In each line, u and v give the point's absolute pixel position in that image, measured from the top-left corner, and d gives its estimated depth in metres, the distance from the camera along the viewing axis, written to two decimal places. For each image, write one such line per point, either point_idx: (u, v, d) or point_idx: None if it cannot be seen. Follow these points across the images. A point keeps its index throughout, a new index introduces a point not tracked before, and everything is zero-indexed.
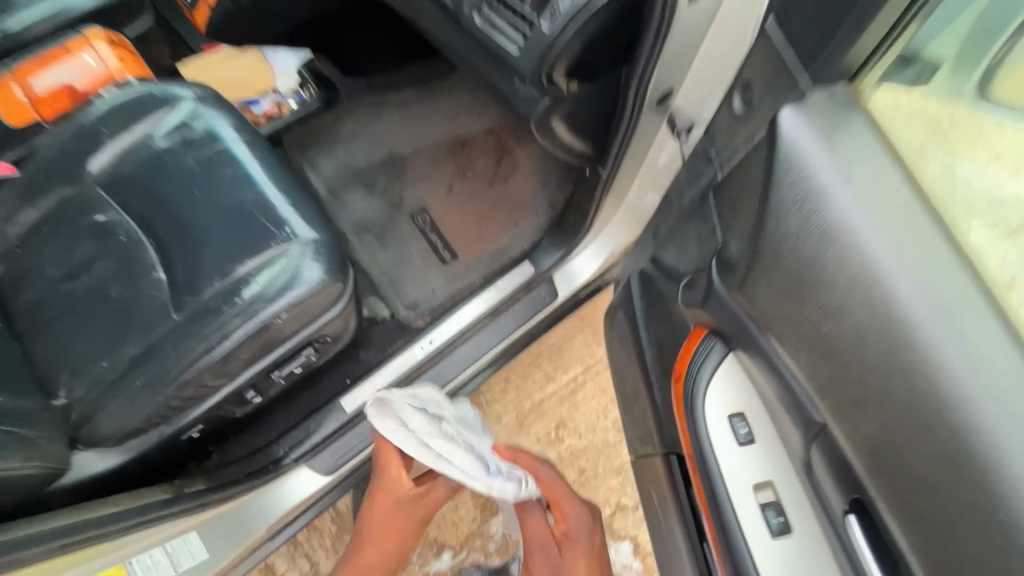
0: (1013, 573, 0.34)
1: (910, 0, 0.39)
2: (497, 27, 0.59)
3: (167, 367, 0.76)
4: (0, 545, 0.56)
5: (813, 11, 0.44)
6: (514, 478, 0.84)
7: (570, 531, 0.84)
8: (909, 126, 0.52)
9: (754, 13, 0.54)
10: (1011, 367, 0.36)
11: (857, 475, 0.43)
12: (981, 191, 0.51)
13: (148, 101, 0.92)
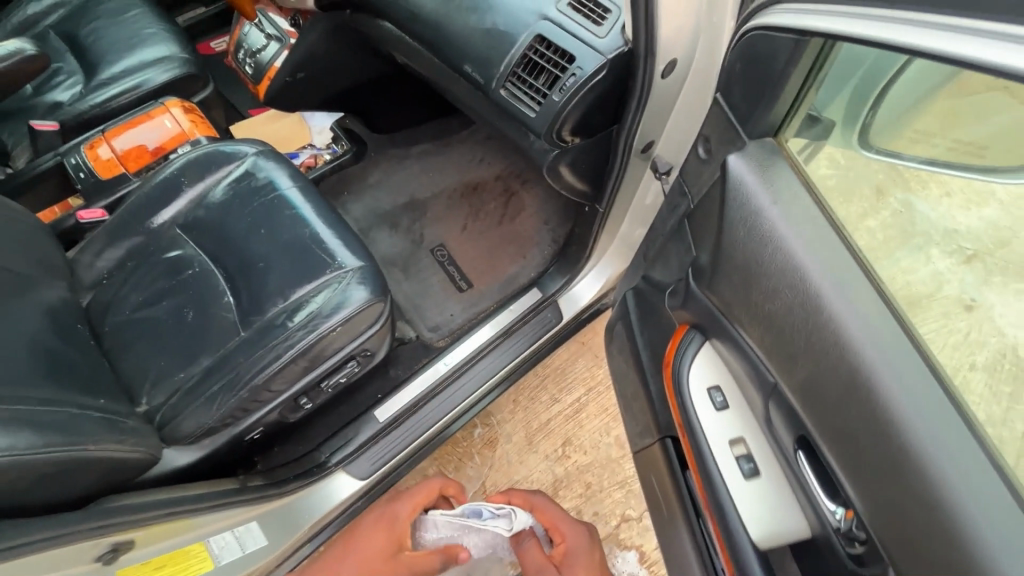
0: (897, 461, 0.47)
1: (804, 79, 0.58)
2: (517, 96, 0.78)
3: (239, 375, 0.89)
4: (124, 506, 0.68)
5: (746, 86, 0.62)
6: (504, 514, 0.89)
7: (571, 554, 0.87)
8: (855, 168, 0.62)
9: (706, 86, 0.79)
10: (886, 320, 0.51)
11: (798, 415, 0.56)
12: (933, 223, 0.57)
13: (218, 155, 1.10)
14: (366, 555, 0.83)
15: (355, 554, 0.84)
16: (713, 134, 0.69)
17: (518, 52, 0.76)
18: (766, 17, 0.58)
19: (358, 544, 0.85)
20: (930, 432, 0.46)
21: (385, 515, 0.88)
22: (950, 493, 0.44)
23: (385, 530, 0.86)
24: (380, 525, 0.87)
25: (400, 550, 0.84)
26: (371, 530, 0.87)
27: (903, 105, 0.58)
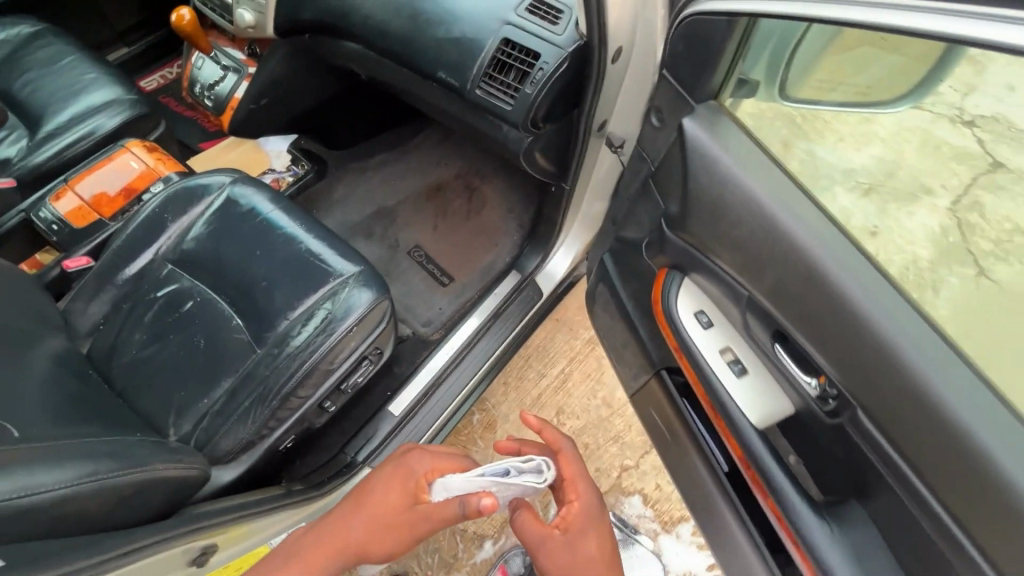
0: (851, 325, 0.62)
1: (734, 50, 0.72)
2: (492, 94, 0.88)
3: (268, 387, 0.95)
4: (196, 514, 0.75)
5: (687, 61, 0.77)
6: (532, 470, 0.76)
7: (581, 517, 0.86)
8: (774, 125, 0.77)
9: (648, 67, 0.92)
10: (822, 225, 0.67)
11: (771, 312, 0.71)
12: (841, 152, 0.74)
13: (194, 188, 1.12)
14: (377, 511, 0.77)
15: (366, 510, 0.77)
16: (664, 105, 0.83)
17: (488, 55, 0.87)
18: (700, 5, 0.72)
19: (368, 502, 0.78)
20: (869, 298, 0.61)
21: (401, 469, 0.80)
22: (889, 339, 0.60)
23: (400, 486, 0.78)
24: (395, 478, 0.79)
25: (415, 504, 0.76)
26: (384, 490, 0.79)
27: (808, 63, 0.73)
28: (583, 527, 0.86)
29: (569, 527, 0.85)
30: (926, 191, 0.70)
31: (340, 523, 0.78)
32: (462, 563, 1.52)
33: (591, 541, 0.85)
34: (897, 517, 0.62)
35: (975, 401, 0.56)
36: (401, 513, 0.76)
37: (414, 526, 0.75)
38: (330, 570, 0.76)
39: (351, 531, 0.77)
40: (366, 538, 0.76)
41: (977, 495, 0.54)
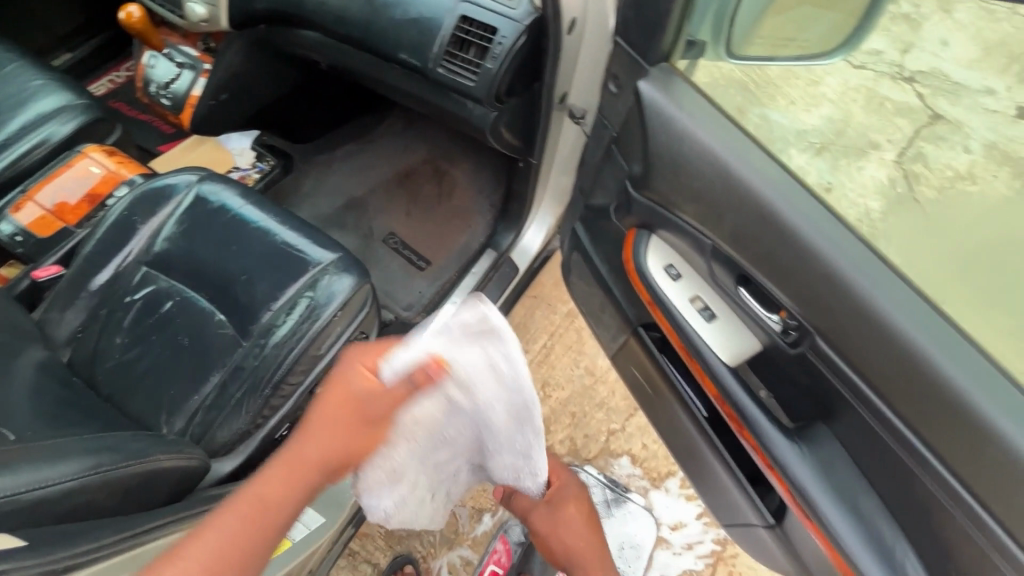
0: (804, 259, 0.68)
1: (681, 14, 0.76)
2: (455, 71, 0.90)
3: (259, 377, 0.96)
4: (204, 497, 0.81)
5: (639, 26, 0.80)
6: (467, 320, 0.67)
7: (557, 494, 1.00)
8: (728, 92, 0.80)
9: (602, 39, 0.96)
10: (772, 171, 0.72)
11: (734, 258, 0.76)
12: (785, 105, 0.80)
13: (161, 189, 1.11)
14: (325, 423, 0.62)
15: (313, 429, 0.62)
16: (621, 71, 0.87)
17: (447, 33, 0.89)
18: None
19: (311, 421, 0.63)
20: (818, 234, 0.67)
21: (336, 377, 0.65)
22: (839, 269, 0.65)
23: (339, 389, 0.63)
24: (330, 386, 0.64)
25: (363, 396, 0.63)
26: (329, 398, 0.64)
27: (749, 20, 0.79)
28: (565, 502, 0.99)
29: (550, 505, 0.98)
30: (875, 146, 0.76)
31: (288, 447, 0.63)
32: (463, 537, 1.56)
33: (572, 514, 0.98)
34: (858, 431, 0.69)
35: (918, 317, 0.61)
36: (358, 412, 0.63)
37: (374, 413, 0.63)
38: (293, 505, 0.61)
39: (305, 451, 0.62)
40: (330, 452, 0.62)
41: (924, 401, 0.60)
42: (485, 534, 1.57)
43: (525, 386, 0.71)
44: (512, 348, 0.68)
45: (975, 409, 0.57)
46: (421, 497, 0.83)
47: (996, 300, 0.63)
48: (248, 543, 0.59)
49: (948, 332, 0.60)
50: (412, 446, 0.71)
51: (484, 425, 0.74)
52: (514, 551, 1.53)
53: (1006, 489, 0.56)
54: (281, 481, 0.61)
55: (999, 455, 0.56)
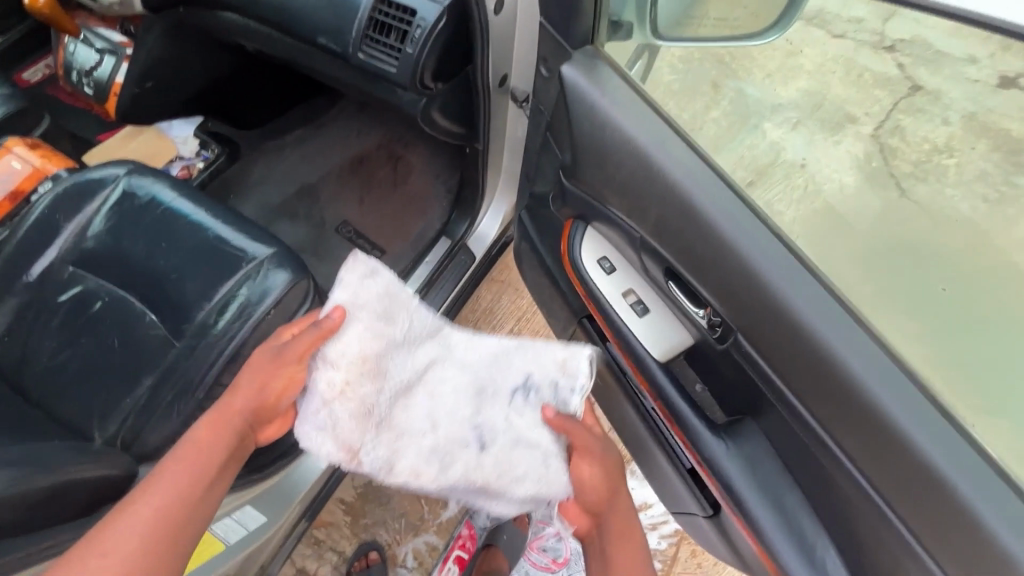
0: (721, 253, 0.65)
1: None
2: (376, 56, 0.85)
3: (190, 378, 0.94)
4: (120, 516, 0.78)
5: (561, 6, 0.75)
6: (350, 272, 0.83)
7: (618, 520, 0.81)
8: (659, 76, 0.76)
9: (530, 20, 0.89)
10: (692, 162, 0.68)
11: (662, 254, 0.73)
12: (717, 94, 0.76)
13: (85, 184, 1.07)
14: (252, 381, 0.77)
15: (242, 388, 0.76)
16: (549, 54, 0.82)
17: (365, 16, 0.84)
18: None
19: (240, 382, 0.77)
20: (737, 228, 0.64)
21: (262, 352, 0.80)
22: (756, 268, 0.62)
23: (262, 357, 0.79)
24: (256, 359, 0.80)
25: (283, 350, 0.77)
26: (248, 371, 0.79)
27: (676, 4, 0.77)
28: (625, 532, 0.80)
29: (605, 530, 0.80)
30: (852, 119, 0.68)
31: (213, 413, 0.75)
32: (428, 524, 1.56)
33: (633, 548, 0.80)
34: (782, 429, 0.67)
35: (834, 318, 0.58)
36: (274, 366, 0.77)
37: (295, 352, 0.76)
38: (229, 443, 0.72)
39: (230, 408, 0.75)
40: (254, 400, 0.75)
41: (838, 407, 0.58)
42: (451, 520, 1.57)
43: (424, 309, 0.86)
44: (390, 276, 0.84)
45: (887, 420, 0.54)
46: (455, 449, 0.79)
47: (918, 295, 0.61)
48: (192, 480, 0.67)
49: (863, 337, 0.57)
50: (375, 387, 0.76)
51: (416, 348, 0.83)
52: (478, 535, 1.57)
53: (918, 501, 0.54)
54: (216, 429, 0.72)
55: (911, 468, 0.53)
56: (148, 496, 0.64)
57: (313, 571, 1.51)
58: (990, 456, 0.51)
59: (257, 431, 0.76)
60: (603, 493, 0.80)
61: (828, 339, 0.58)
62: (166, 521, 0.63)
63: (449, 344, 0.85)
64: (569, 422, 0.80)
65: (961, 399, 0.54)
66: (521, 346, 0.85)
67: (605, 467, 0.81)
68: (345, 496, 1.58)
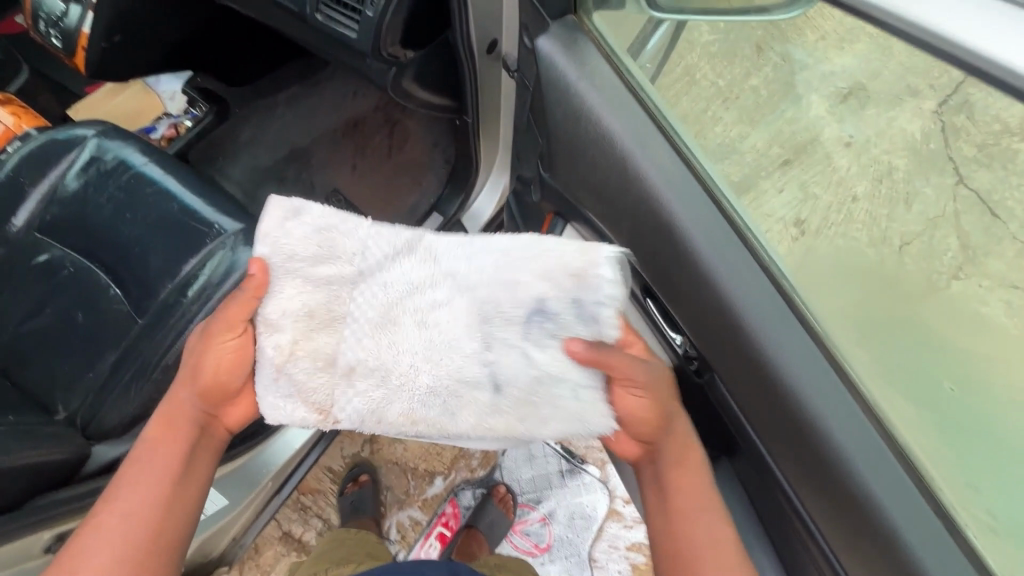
0: (686, 268, 0.64)
1: None
2: (336, 20, 0.75)
3: (148, 358, 0.91)
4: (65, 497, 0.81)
5: None
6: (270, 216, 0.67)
7: (676, 445, 0.67)
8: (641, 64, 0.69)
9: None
10: (674, 164, 0.65)
11: (638, 270, 0.72)
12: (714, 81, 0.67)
13: (53, 145, 1.02)
14: (190, 368, 0.67)
15: (184, 376, 0.68)
16: (530, 23, 0.76)
17: None
18: None
19: (183, 368, 0.69)
20: (712, 247, 0.61)
21: (199, 330, 0.70)
22: (728, 294, 0.60)
23: (196, 341, 0.69)
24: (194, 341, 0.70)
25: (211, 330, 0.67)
26: (187, 355, 0.70)
27: None
28: (683, 459, 0.67)
29: (661, 456, 0.67)
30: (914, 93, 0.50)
31: (160, 411, 0.68)
32: (413, 499, 1.55)
33: (695, 471, 0.67)
34: (751, 475, 0.66)
35: (805, 362, 0.56)
36: (202, 346, 0.67)
37: (221, 330, 0.65)
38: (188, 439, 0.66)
39: (178, 404, 0.67)
40: (194, 389, 0.66)
41: (800, 454, 0.57)
42: (436, 497, 1.56)
43: (381, 229, 0.68)
44: (323, 209, 0.68)
45: (848, 472, 0.52)
46: (461, 389, 0.64)
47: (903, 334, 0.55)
48: (157, 485, 0.62)
49: (834, 381, 0.54)
50: (333, 336, 0.66)
51: (386, 280, 0.67)
52: (462, 514, 1.55)
53: (874, 570, 0.52)
54: (168, 428, 0.66)
55: (869, 528, 0.51)
56: (110, 512, 0.61)
57: (298, 535, 1.50)
58: (959, 535, 0.48)
59: (215, 417, 0.68)
60: (655, 418, 0.65)
61: (800, 390, 0.55)
62: (138, 537, 0.60)
63: (434, 261, 0.67)
64: (606, 355, 0.62)
65: (932, 462, 0.51)
66: (524, 258, 0.66)
67: (654, 387, 0.65)
68: (334, 464, 1.58)
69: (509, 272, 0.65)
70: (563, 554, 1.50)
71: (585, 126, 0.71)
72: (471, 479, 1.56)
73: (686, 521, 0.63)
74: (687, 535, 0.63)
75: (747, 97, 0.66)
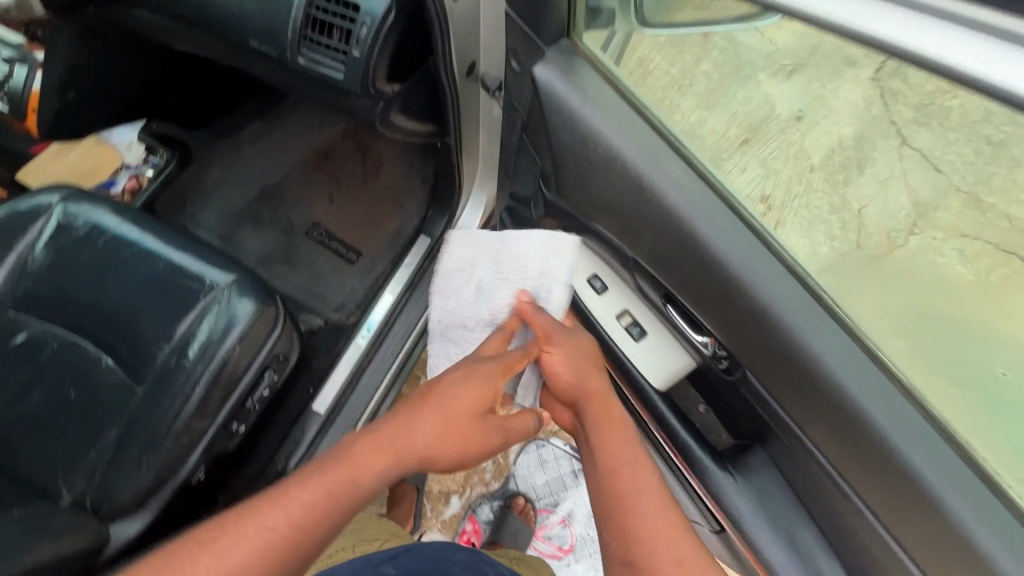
0: (711, 272, 0.69)
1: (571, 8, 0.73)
2: (319, 61, 0.73)
3: (157, 429, 0.87)
4: None
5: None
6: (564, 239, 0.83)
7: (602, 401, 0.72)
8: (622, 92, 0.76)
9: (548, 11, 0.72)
10: (687, 179, 0.71)
11: (660, 280, 0.77)
12: (693, 88, 0.76)
13: (18, 217, 0.97)
14: (446, 412, 0.68)
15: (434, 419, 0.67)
16: (518, 47, 0.79)
17: (299, 13, 0.71)
18: None
19: (437, 401, 0.68)
20: (738, 254, 0.67)
21: (468, 376, 0.71)
22: (757, 294, 0.65)
23: (472, 394, 0.70)
24: (468, 385, 0.70)
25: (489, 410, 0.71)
26: (445, 397, 0.69)
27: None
28: (608, 418, 0.69)
29: (585, 412, 0.71)
30: (850, 63, 0.59)
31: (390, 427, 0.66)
32: (431, 521, 1.54)
33: (620, 428, 0.68)
34: (787, 460, 0.73)
35: (842, 355, 0.62)
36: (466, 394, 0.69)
37: (484, 410, 0.70)
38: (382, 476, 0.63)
39: (411, 425, 0.66)
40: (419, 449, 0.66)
41: (842, 438, 0.62)
42: (455, 516, 1.55)
43: (533, 266, 0.83)
44: (540, 253, 0.83)
45: (884, 444, 0.59)
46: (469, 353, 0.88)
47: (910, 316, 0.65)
48: (333, 507, 0.59)
49: (870, 367, 0.61)
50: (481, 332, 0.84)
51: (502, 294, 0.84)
52: (484, 530, 1.53)
53: (923, 534, 0.59)
54: (376, 460, 0.63)
55: (910, 494, 0.58)
56: (268, 526, 0.57)
57: None
58: (983, 473, 0.57)
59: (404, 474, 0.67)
60: (567, 377, 0.74)
61: (842, 381, 0.61)
62: (280, 550, 0.57)
63: (505, 260, 0.86)
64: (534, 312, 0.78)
65: (957, 416, 0.61)
66: (558, 249, 0.82)
67: (567, 346, 0.76)
68: None
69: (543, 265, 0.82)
70: (588, 552, 1.49)
71: (598, 149, 0.74)
72: (488, 493, 1.57)
73: (619, 472, 0.63)
74: (620, 481, 0.62)
75: (700, 82, 0.76)
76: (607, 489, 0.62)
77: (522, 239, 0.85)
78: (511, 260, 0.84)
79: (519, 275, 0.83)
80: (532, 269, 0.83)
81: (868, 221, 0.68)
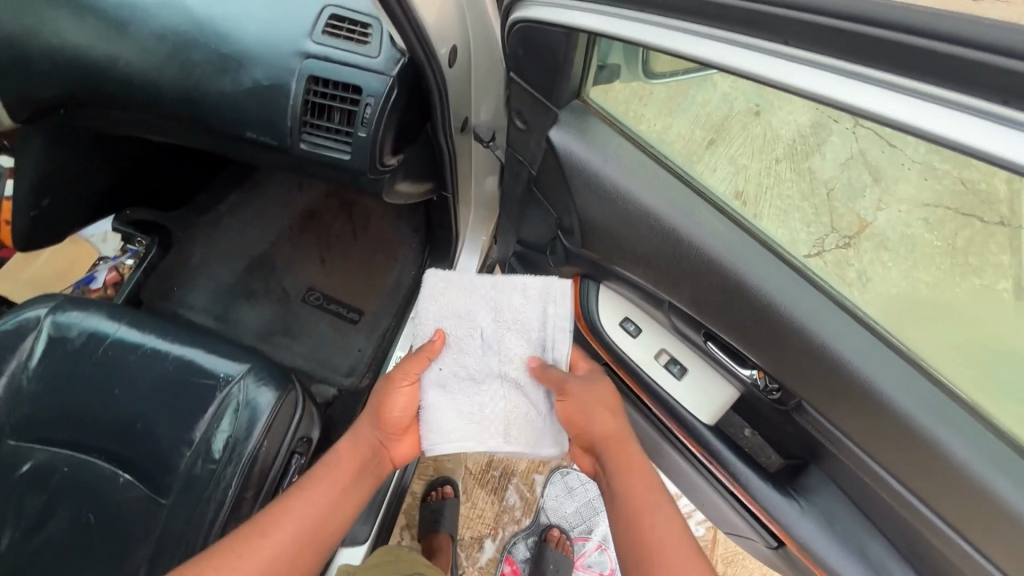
0: (748, 303, 0.72)
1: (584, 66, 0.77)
2: (324, 145, 0.79)
3: (189, 545, 0.81)
4: None
5: (541, 68, 0.77)
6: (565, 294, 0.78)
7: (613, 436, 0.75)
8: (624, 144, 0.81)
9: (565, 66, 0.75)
10: (710, 217, 0.75)
11: (695, 317, 0.81)
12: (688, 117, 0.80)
13: (4, 337, 0.91)
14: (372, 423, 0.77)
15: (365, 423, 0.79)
16: (524, 108, 0.86)
17: (298, 100, 0.77)
18: (527, 12, 0.71)
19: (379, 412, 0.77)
20: (772, 284, 0.71)
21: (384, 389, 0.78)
22: (797, 321, 0.69)
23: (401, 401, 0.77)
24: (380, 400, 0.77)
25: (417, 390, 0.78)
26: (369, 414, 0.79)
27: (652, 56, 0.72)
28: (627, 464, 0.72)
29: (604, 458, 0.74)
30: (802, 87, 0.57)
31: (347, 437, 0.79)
32: (468, 571, 1.49)
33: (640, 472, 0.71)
34: (843, 473, 0.76)
35: (899, 378, 0.64)
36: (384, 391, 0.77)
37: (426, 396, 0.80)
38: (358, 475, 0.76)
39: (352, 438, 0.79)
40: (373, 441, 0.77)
41: (905, 454, 0.65)
42: (491, 562, 1.51)
43: (533, 324, 0.79)
44: (539, 309, 0.78)
45: (947, 456, 0.61)
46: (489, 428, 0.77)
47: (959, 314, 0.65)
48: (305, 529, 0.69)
49: (927, 387, 0.63)
50: (488, 394, 0.78)
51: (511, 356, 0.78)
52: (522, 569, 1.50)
53: (999, 538, 0.61)
54: (345, 473, 0.75)
55: (981, 504, 0.60)
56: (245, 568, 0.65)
57: None
58: None
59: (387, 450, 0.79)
60: (603, 430, 0.75)
61: (902, 405, 0.63)
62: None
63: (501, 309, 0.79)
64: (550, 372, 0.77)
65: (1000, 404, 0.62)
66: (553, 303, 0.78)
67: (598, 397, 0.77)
68: None
69: (543, 323, 0.78)
70: None
71: (624, 202, 0.81)
72: (521, 530, 1.52)
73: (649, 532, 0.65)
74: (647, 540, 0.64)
75: (658, 92, 0.80)
76: (622, 523, 0.68)
77: (516, 290, 0.79)
78: (509, 314, 0.79)
79: (523, 333, 0.79)
80: (531, 327, 0.79)
81: (838, 204, 0.73)
